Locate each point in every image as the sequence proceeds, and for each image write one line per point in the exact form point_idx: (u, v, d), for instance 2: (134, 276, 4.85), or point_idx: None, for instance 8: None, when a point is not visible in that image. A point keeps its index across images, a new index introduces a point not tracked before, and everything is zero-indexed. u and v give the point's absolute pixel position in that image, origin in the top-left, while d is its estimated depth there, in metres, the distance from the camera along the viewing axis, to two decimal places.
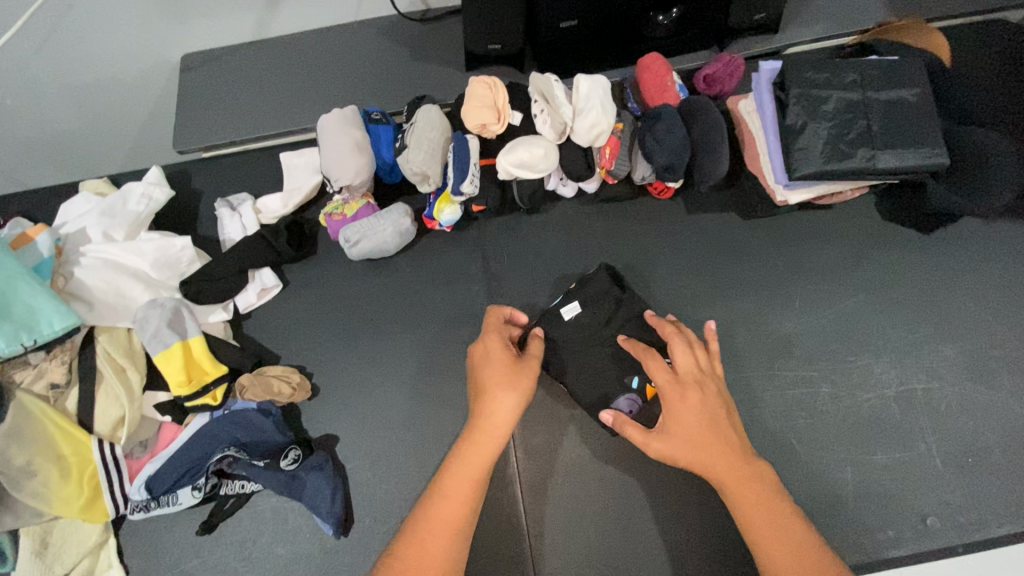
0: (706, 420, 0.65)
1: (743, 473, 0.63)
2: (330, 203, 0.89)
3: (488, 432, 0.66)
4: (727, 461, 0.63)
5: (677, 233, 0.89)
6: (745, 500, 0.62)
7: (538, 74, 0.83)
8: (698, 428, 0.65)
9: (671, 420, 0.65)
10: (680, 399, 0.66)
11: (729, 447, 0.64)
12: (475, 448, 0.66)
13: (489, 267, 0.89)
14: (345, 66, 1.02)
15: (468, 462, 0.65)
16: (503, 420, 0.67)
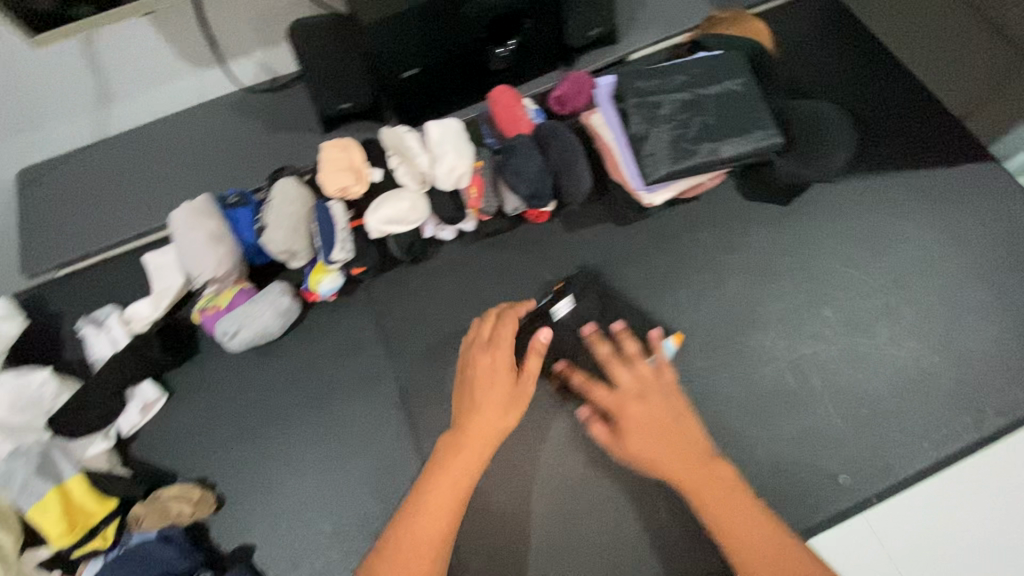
0: (662, 423, 0.69)
1: (698, 475, 0.67)
2: (201, 298, 0.84)
3: (443, 480, 0.69)
4: (698, 470, 0.67)
5: (561, 254, 0.90)
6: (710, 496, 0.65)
7: (389, 128, 0.83)
8: (660, 435, 0.69)
9: (630, 424, 0.70)
10: (640, 411, 0.70)
11: (683, 450, 0.68)
12: (443, 483, 0.69)
13: (383, 325, 0.86)
14: (197, 150, 0.97)
15: (444, 496, 0.68)
16: (478, 437, 0.71)
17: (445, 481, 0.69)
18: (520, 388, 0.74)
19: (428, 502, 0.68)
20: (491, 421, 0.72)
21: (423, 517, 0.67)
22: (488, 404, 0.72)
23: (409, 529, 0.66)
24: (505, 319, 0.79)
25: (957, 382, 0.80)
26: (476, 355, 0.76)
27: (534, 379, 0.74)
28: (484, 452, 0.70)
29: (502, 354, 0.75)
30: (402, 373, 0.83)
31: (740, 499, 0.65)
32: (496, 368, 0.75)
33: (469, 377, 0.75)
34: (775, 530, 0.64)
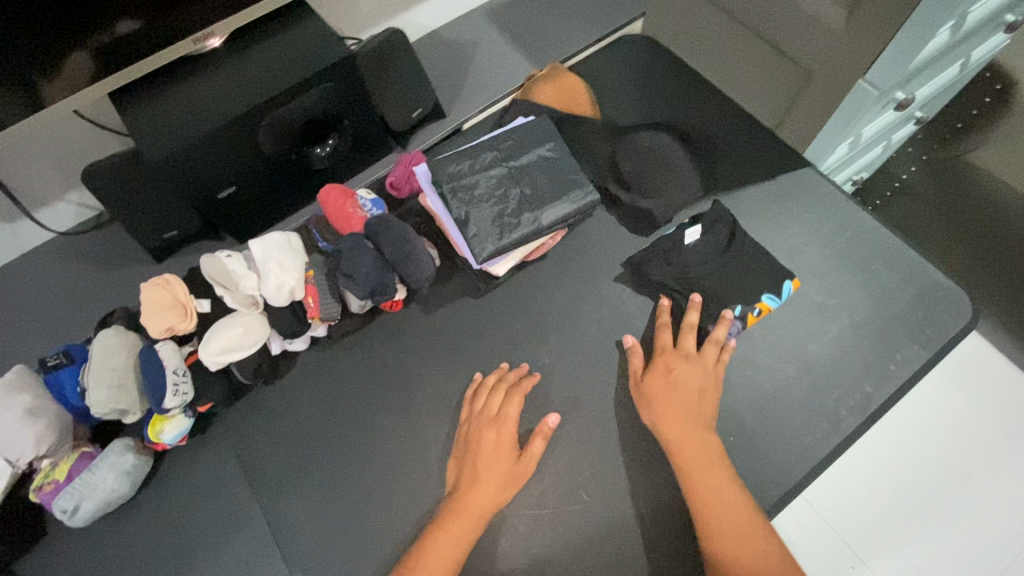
0: (680, 409, 0.79)
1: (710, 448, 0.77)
2: (37, 476, 0.76)
3: (445, 539, 0.73)
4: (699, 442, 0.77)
5: (421, 338, 0.89)
6: (715, 480, 0.75)
7: (207, 257, 0.80)
8: (683, 418, 0.78)
9: (660, 399, 0.79)
10: (653, 382, 0.81)
11: (697, 427, 0.78)
12: (436, 543, 0.73)
13: (247, 455, 0.82)
14: (24, 307, 0.91)
15: (446, 548, 0.72)
16: (475, 511, 0.75)
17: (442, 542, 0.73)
18: (521, 465, 0.78)
19: (425, 565, 0.72)
20: (490, 492, 0.76)
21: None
22: (490, 473, 0.77)
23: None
24: (491, 390, 0.82)
25: (813, 387, 0.84)
26: (481, 429, 0.79)
27: (536, 459, 0.79)
28: (477, 525, 0.74)
29: (507, 422, 0.79)
30: (273, 502, 0.80)
31: (716, 466, 0.76)
32: (495, 434, 0.79)
33: (472, 450, 0.79)
34: (754, 516, 0.74)
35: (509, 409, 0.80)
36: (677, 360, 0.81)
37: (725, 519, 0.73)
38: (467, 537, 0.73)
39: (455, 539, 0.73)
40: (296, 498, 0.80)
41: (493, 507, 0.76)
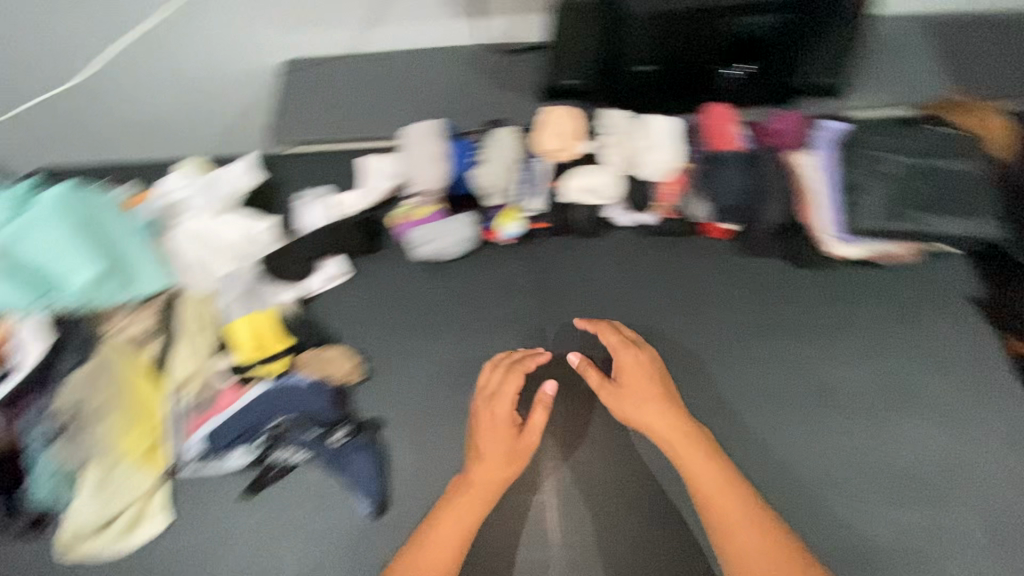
0: (678, 412, 0.76)
1: (707, 457, 0.72)
2: (402, 206, 0.94)
3: (444, 527, 0.72)
4: (702, 459, 0.72)
5: (730, 273, 0.91)
6: (699, 475, 0.71)
7: (608, 111, 0.91)
8: (670, 422, 0.75)
9: (609, 394, 0.79)
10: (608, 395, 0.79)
11: (688, 429, 0.74)
12: (446, 524, 0.73)
13: (545, 282, 0.93)
14: (431, 86, 1.10)
15: (444, 532, 0.72)
16: (472, 505, 0.74)
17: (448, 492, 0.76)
18: (522, 442, 0.77)
19: (467, 488, 0.75)
20: (501, 467, 0.75)
21: (451, 506, 0.74)
22: (492, 457, 0.76)
23: (433, 533, 0.72)
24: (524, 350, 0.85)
25: None
26: (479, 406, 0.79)
27: (537, 433, 0.77)
28: (486, 502, 0.74)
29: (500, 403, 0.78)
30: (550, 328, 0.90)
31: (733, 492, 0.70)
32: (489, 405, 0.78)
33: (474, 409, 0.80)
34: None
35: (500, 389, 0.79)
36: (635, 372, 0.79)
37: (727, 519, 0.68)
38: (477, 512, 0.74)
39: (468, 517, 0.73)
40: (567, 336, 0.89)
41: (501, 484, 0.75)
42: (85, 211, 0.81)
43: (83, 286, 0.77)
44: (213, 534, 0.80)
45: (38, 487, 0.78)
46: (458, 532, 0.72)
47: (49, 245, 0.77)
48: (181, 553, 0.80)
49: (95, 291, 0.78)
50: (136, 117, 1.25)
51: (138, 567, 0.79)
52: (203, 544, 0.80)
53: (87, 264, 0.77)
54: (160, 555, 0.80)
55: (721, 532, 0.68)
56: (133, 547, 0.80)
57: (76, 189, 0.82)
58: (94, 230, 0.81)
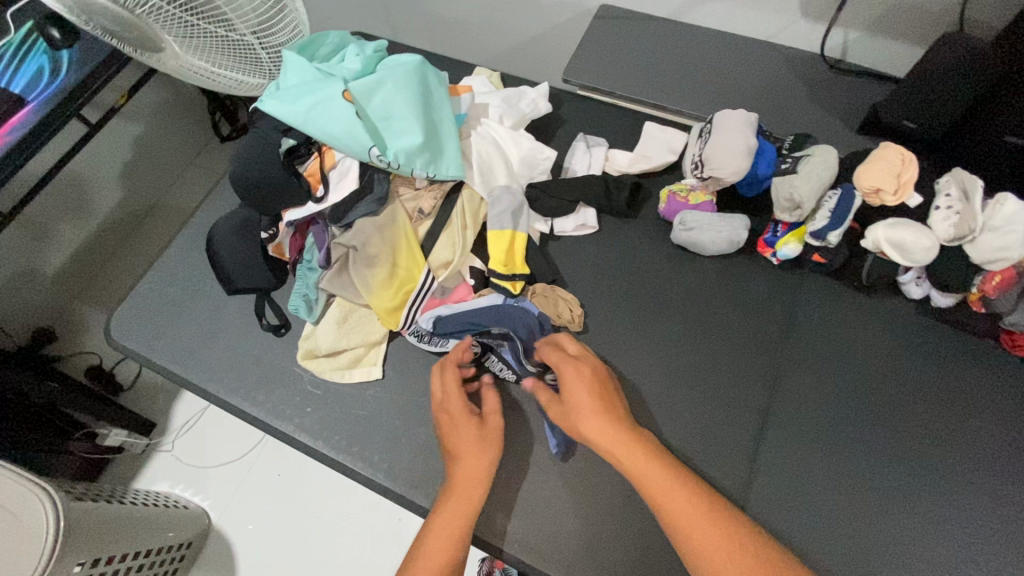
0: (597, 405, 0.69)
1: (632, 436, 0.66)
2: (677, 184, 0.95)
3: (440, 520, 0.68)
4: (620, 436, 0.66)
5: (1014, 396, 0.80)
6: (666, 496, 0.61)
7: (962, 171, 0.80)
8: (591, 410, 0.68)
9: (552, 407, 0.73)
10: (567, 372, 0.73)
11: (646, 445, 0.65)
12: (442, 513, 0.68)
13: (795, 317, 0.87)
14: (742, 77, 1.05)
15: (444, 518, 0.68)
16: (465, 494, 0.69)
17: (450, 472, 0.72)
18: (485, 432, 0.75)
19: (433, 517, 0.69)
20: (478, 463, 0.72)
21: (449, 495, 0.70)
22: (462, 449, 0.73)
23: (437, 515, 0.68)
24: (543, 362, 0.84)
25: None
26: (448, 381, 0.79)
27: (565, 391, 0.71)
28: (476, 493, 0.70)
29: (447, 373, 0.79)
30: (783, 363, 0.84)
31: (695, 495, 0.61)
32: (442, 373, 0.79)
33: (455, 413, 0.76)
34: None
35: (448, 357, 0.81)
36: (568, 369, 0.73)
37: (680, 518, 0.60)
38: (467, 503, 0.69)
39: (454, 507, 0.68)
40: (800, 379, 0.83)
41: (484, 475, 0.71)
42: (426, 86, 0.87)
43: (407, 148, 0.82)
44: (407, 403, 0.87)
45: (295, 298, 0.90)
46: (448, 528, 0.67)
47: (395, 103, 0.83)
48: (376, 406, 0.87)
49: (413, 157, 0.83)
50: (448, 13, 1.35)
51: (340, 400, 0.87)
52: (397, 408, 0.86)
53: (417, 131, 0.83)
54: (359, 398, 0.87)
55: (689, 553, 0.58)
56: (342, 382, 0.88)
57: (424, 65, 0.88)
58: (426, 104, 0.86)
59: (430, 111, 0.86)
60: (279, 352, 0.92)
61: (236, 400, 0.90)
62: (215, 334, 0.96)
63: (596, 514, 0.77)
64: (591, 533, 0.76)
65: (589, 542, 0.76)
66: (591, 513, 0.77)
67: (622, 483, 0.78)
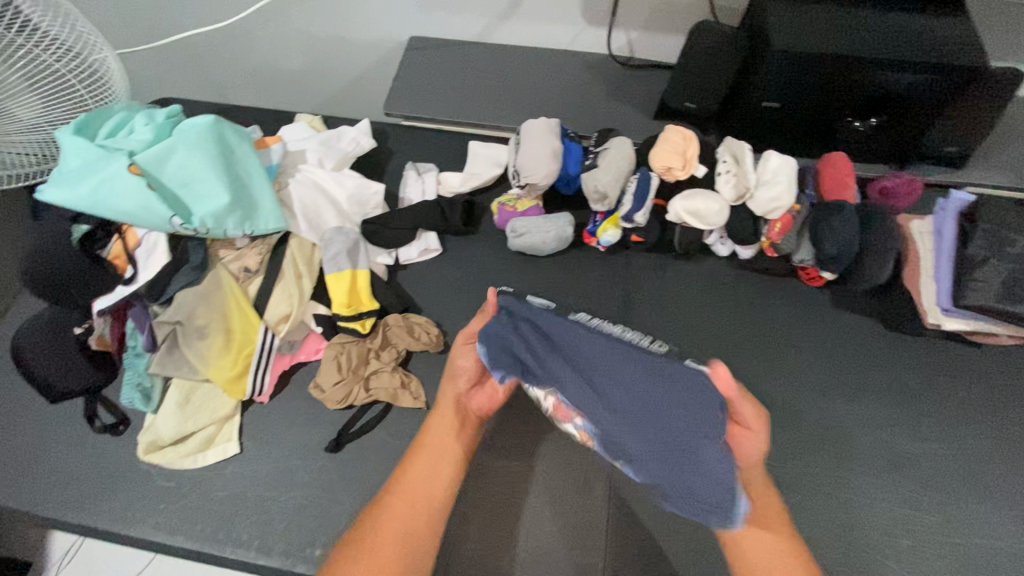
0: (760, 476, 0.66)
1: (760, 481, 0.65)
2: (505, 195, 0.99)
3: (406, 478, 0.67)
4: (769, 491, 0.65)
5: (818, 322, 0.91)
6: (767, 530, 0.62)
7: (734, 140, 0.91)
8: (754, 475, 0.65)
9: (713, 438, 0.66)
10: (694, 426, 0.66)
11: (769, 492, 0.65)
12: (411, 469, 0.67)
13: (632, 295, 0.94)
14: (549, 84, 1.13)
15: (425, 471, 0.67)
16: (445, 449, 0.69)
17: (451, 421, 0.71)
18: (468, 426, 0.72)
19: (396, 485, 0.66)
20: (444, 421, 0.71)
21: (420, 457, 0.68)
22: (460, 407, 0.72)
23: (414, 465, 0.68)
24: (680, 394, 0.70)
25: None
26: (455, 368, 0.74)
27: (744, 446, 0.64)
28: (453, 448, 0.70)
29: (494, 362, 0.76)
30: None
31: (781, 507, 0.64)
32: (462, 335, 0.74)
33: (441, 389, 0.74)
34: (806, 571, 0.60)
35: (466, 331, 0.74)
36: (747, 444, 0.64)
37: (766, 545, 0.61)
38: (446, 454, 0.69)
39: (430, 455, 0.68)
40: None
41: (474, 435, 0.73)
42: (225, 145, 0.84)
43: (213, 211, 0.80)
44: (272, 471, 0.82)
45: (127, 390, 0.84)
46: (438, 477, 0.67)
47: (191, 168, 0.80)
48: (238, 482, 0.82)
49: (223, 219, 0.81)
50: (264, 65, 1.32)
51: (196, 487, 0.81)
52: (264, 477, 0.82)
53: (222, 192, 0.80)
54: (218, 479, 0.82)
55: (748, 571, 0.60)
56: (195, 466, 0.82)
57: (220, 122, 0.86)
58: (231, 162, 0.84)
59: (235, 168, 0.84)
60: (120, 452, 0.84)
61: (78, 519, 0.81)
62: (42, 452, 0.85)
63: (481, 528, 0.78)
64: (481, 550, 0.77)
65: (478, 558, 0.77)
66: (477, 530, 0.78)
67: (501, 493, 0.81)
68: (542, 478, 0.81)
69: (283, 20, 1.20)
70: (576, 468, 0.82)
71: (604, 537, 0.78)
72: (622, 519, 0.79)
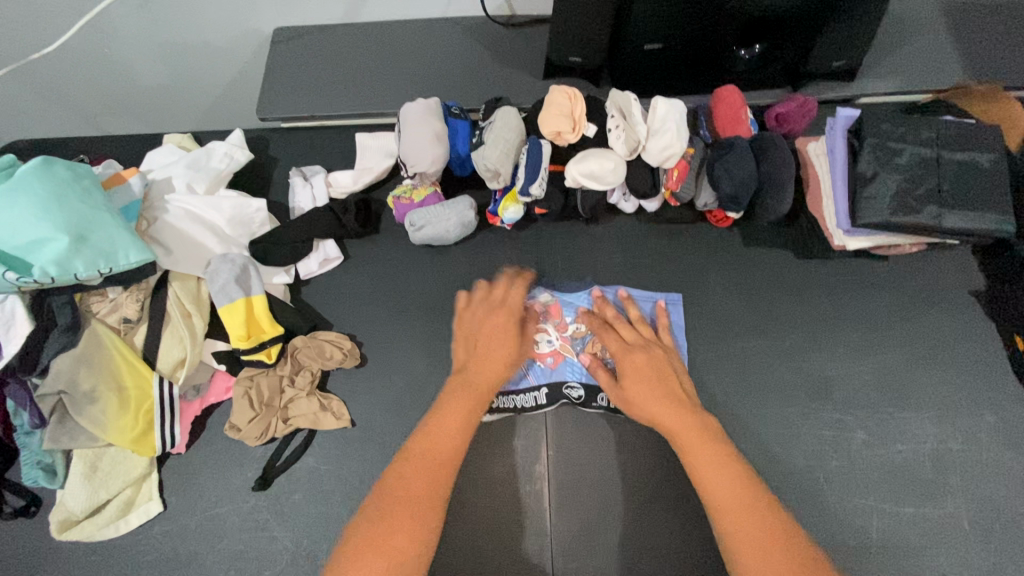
0: (654, 391, 0.71)
1: (661, 395, 0.71)
2: (399, 187, 0.93)
3: (411, 474, 0.62)
4: (674, 410, 0.70)
5: (731, 262, 0.90)
6: (701, 454, 0.66)
7: (619, 91, 0.86)
8: (649, 396, 0.71)
9: (627, 367, 0.74)
10: (635, 364, 0.74)
11: (677, 401, 0.70)
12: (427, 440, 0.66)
13: (546, 268, 0.92)
14: (430, 58, 1.05)
15: (440, 440, 0.66)
16: (468, 402, 0.69)
17: (478, 369, 0.73)
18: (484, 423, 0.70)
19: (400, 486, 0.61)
20: (464, 404, 0.69)
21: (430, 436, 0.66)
22: (493, 352, 0.74)
23: (398, 473, 0.63)
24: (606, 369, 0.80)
25: None
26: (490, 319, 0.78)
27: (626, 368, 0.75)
28: (467, 424, 0.68)
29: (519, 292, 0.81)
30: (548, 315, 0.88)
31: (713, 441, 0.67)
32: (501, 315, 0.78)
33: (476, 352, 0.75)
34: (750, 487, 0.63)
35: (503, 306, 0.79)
36: (611, 338, 0.78)
37: (702, 462, 0.65)
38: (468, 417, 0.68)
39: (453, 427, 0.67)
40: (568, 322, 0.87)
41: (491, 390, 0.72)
42: (59, 182, 0.76)
43: (54, 255, 0.72)
44: (202, 522, 0.79)
45: (26, 471, 0.77)
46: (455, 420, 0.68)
47: (17, 214, 0.72)
48: (167, 542, 0.78)
49: (68, 261, 0.72)
50: (125, 86, 1.19)
51: (124, 555, 0.78)
52: (193, 531, 0.78)
53: (58, 232, 0.72)
54: (147, 542, 0.78)
55: (715, 499, 0.63)
56: (118, 533, 0.78)
57: (51, 163, 0.78)
58: (66, 199, 0.75)
59: (72, 204, 0.75)
60: (34, 537, 0.79)
61: None
62: None
63: None
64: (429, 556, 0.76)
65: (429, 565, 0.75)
66: None
67: None
68: (480, 472, 0.80)
69: (123, 31, 1.07)
70: (513, 456, 0.80)
71: (550, 516, 0.77)
72: (563, 496, 0.78)
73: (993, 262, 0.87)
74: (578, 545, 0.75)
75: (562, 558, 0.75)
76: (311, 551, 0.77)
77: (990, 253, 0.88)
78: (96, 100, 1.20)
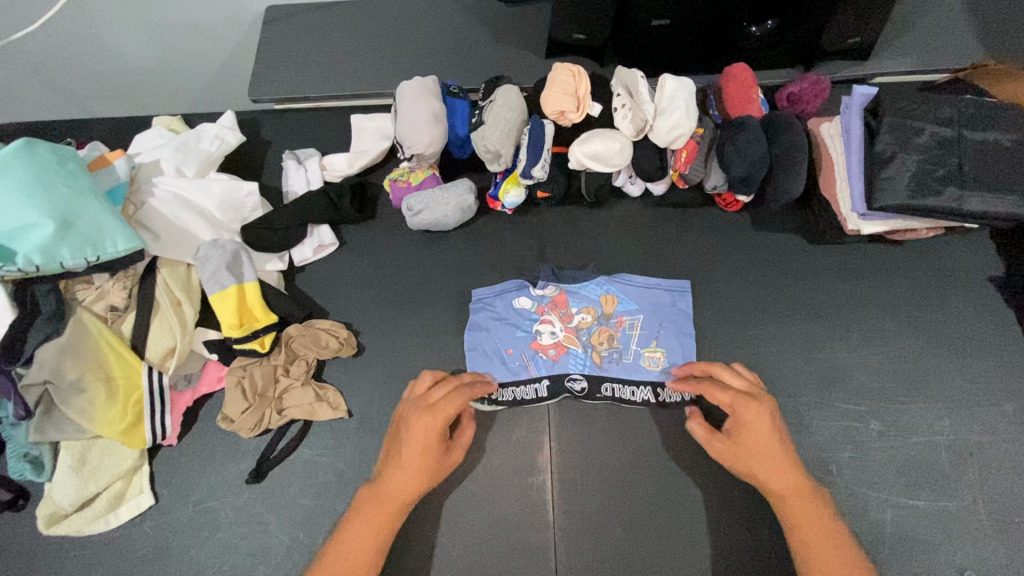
0: (770, 453, 0.67)
1: (782, 456, 0.67)
2: (396, 170, 0.89)
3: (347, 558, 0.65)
4: (795, 478, 0.66)
5: (740, 247, 0.87)
6: (810, 523, 0.65)
7: (624, 68, 0.82)
8: (764, 458, 0.67)
9: (743, 418, 0.69)
10: (753, 420, 0.69)
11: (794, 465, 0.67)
12: (347, 536, 0.66)
13: (548, 255, 0.88)
14: (427, 37, 1.01)
15: (359, 534, 0.66)
16: (375, 523, 0.66)
17: (393, 480, 0.67)
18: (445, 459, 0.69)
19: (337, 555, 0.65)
20: (401, 480, 0.67)
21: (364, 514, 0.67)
22: (410, 462, 0.67)
23: (341, 538, 0.67)
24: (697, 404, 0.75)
25: None
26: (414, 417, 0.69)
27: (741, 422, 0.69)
28: (388, 520, 0.67)
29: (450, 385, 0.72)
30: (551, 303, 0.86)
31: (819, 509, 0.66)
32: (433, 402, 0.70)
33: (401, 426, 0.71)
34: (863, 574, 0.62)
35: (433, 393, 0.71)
36: (728, 377, 0.73)
37: (816, 535, 0.64)
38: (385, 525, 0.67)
39: (376, 520, 0.67)
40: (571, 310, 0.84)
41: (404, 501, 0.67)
42: (42, 166, 0.73)
43: (39, 243, 0.69)
44: (195, 515, 0.77)
45: (12, 463, 0.74)
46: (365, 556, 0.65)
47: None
48: (159, 536, 0.76)
49: (54, 249, 0.69)
50: (111, 66, 1.14)
51: (114, 549, 0.75)
52: (185, 524, 0.76)
53: (42, 219, 0.69)
54: (138, 536, 0.76)
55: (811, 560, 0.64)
56: (108, 527, 0.76)
57: (34, 145, 0.74)
58: (50, 184, 0.72)
59: (57, 189, 0.72)
60: (22, 531, 0.77)
61: None
62: None
63: (425, 528, 0.75)
64: (429, 551, 0.74)
65: (430, 559, 0.73)
66: (419, 533, 0.74)
67: (441, 490, 0.76)
68: (481, 464, 0.77)
69: (109, 10, 1.03)
70: (515, 447, 0.78)
71: (553, 509, 0.75)
72: (567, 489, 0.76)
73: (1011, 247, 0.84)
74: (583, 540, 0.73)
75: (566, 553, 0.73)
76: (307, 545, 0.75)
77: (1009, 237, 0.84)
78: (84, 83, 1.17)
